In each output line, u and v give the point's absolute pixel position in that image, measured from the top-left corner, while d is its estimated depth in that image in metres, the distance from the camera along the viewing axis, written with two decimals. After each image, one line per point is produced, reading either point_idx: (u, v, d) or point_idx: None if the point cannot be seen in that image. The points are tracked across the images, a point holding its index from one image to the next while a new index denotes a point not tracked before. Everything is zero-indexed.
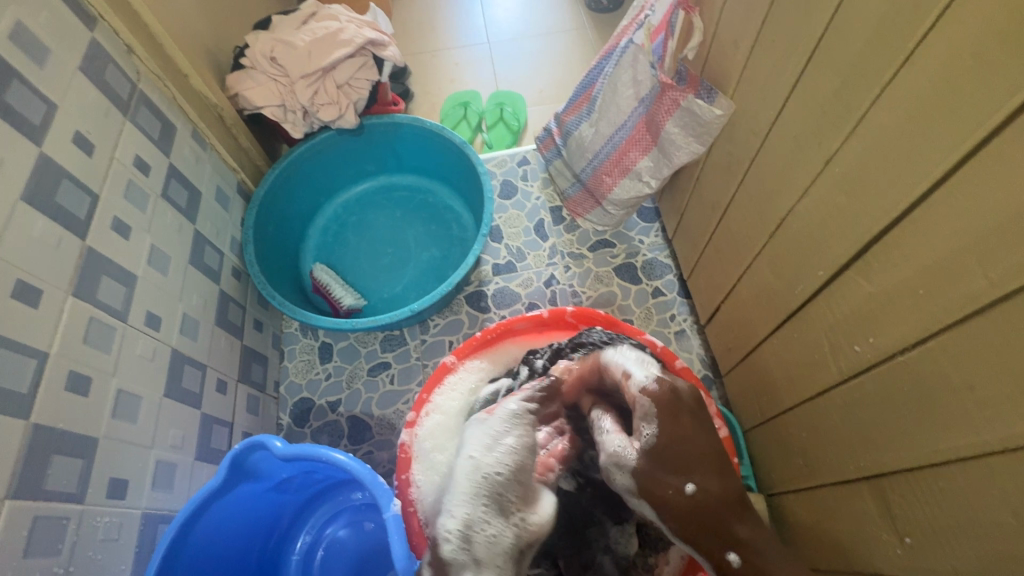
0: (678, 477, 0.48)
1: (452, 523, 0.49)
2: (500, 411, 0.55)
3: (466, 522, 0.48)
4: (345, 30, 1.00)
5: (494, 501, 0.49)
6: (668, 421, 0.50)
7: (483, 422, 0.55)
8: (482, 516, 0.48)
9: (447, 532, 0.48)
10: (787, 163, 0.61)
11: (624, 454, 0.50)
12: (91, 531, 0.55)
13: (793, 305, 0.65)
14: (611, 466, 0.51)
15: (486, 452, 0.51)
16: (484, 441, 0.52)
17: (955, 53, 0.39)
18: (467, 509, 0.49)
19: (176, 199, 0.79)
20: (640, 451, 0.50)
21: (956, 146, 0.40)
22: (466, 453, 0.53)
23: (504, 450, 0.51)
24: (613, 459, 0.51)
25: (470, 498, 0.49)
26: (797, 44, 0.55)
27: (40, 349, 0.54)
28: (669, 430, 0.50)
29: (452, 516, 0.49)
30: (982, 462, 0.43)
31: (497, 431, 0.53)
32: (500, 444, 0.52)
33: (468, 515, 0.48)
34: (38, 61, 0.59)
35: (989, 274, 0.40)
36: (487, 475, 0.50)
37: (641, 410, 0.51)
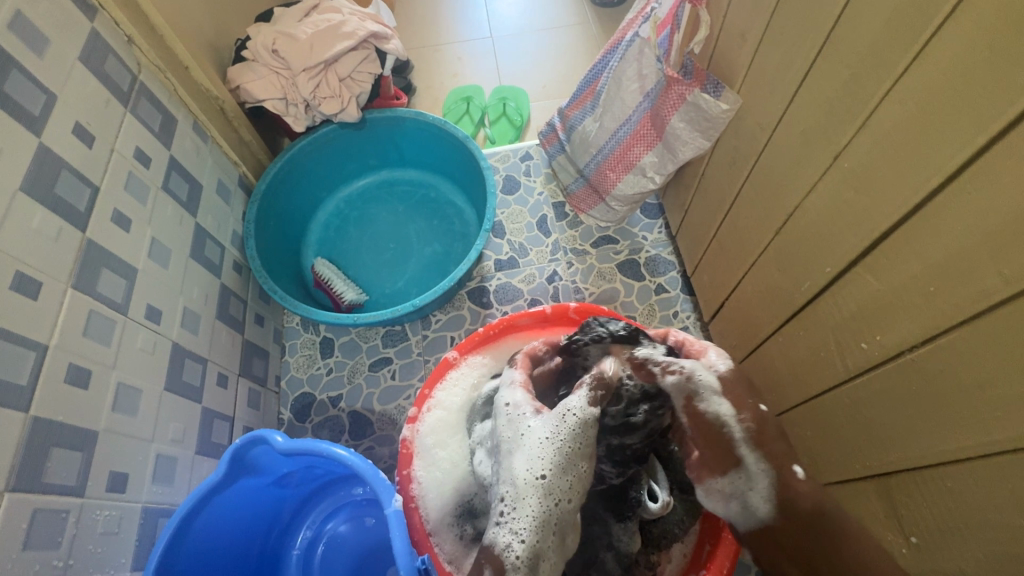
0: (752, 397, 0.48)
1: (521, 546, 0.45)
2: (570, 420, 0.48)
3: (535, 548, 0.45)
4: (347, 22, 1.00)
5: (561, 525, 0.47)
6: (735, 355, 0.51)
7: (546, 429, 0.49)
8: (549, 539, 0.46)
9: (516, 556, 0.45)
10: (795, 158, 0.60)
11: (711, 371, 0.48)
12: (91, 524, 0.55)
13: (799, 302, 0.64)
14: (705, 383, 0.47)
15: (561, 475, 0.47)
16: (557, 458, 0.47)
17: (969, 46, 0.38)
18: (538, 533, 0.46)
19: (176, 191, 0.78)
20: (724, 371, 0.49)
21: (969, 141, 0.39)
22: (534, 470, 0.47)
23: (580, 477, 0.47)
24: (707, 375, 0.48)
25: (541, 524, 0.46)
26: (806, 37, 0.55)
27: (40, 342, 0.53)
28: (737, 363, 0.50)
29: (521, 539, 0.45)
30: (991, 461, 0.43)
31: (570, 448, 0.47)
32: (574, 467, 0.47)
33: (537, 541, 0.45)
34: (37, 51, 0.59)
35: (1001, 271, 0.39)
36: (559, 501, 0.46)
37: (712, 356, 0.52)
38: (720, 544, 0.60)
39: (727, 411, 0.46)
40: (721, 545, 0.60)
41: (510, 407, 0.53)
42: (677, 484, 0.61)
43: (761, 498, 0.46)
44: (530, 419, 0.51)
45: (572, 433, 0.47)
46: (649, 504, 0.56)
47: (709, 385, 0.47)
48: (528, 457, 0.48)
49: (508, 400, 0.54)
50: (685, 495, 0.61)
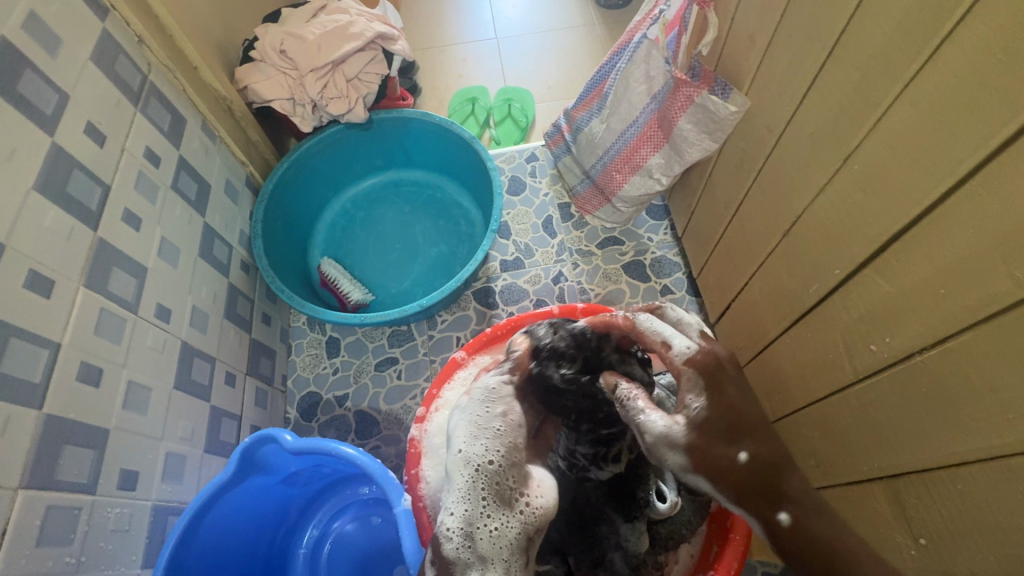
0: (732, 446, 0.43)
1: (452, 520, 0.49)
2: (486, 402, 0.53)
3: (465, 518, 0.49)
4: (355, 23, 1.00)
5: (492, 494, 0.49)
6: (716, 390, 0.45)
7: (463, 411, 0.55)
8: (482, 510, 0.48)
9: (447, 529, 0.49)
10: (803, 160, 0.60)
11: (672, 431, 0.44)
12: (102, 522, 0.55)
13: (807, 303, 0.64)
14: (660, 445, 0.44)
15: (472, 443, 0.51)
16: (472, 434, 0.51)
17: (982, 49, 0.38)
18: (466, 505, 0.49)
19: (185, 191, 0.79)
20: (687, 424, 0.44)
21: (982, 144, 0.40)
22: (454, 449, 0.52)
23: (490, 438, 0.50)
24: (659, 437, 0.44)
25: (467, 495, 0.49)
26: (815, 39, 0.55)
27: (52, 339, 0.53)
28: (718, 401, 0.45)
29: (452, 514, 0.49)
30: (1002, 463, 0.43)
31: (484, 420, 0.52)
32: (485, 432, 0.51)
33: (467, 511, 0.49)
34: (50, 51, 0.59)
35: (1014, 273, 0.39)
36: (479, 468, 0.50)
37: (687, 379, 0.46)
38: (729, 544, 0.59)
39: (704, 481, 0.44)
40: (729, 544, 0.59)
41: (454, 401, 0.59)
42: (685, 484, 0.62)
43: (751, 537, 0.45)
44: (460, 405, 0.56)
45: (484, 408, 0.53)
46: (657, 506, 0.57)
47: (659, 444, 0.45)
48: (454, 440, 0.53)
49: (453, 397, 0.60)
50: (692, 496, 0.62)
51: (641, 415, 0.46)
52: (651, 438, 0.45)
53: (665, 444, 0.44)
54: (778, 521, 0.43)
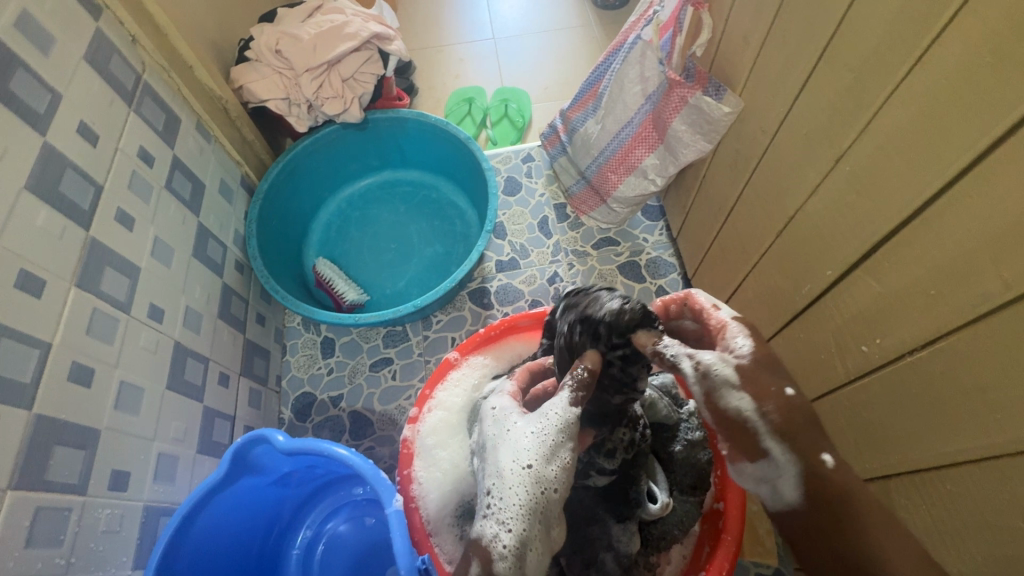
0: (777, 379, 0.42)
1: (507, 536, 0.44)
2: (551, 415, 0.46)
3: (521, 539, 0.44)
4: (350, 24, 1.00)
5: (548, 518, 0.45)
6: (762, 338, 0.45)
7: (531, 422, 0.47)
8: (534, 532, 0.44)
9: (502, 546, 0.43)
10: (796, 161, 0.60)
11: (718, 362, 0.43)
12: (93, 522, 0.55)
13: (800, 304, 0.64)
14: (710, 372, 0.42)
15: (544, 464, 0.45)
16: (536, 449, 0.45)
17: (971, 50, 0.38)
18: (522, 525, 0.44)
19: (179, 191, 0.79)
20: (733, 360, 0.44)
21: (971, 145, 0.40)
22: (518, 461, 0.45)
23: (563, 467, 0.45)
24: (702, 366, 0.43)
25: (526, 514, 0.44)
26: (808, 40, 0.55)
27: (43, 339, 0.53)
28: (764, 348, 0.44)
29: (506, 529, 0.44)
30: (991, 465, 0.43)
31: (554, 437, 0.45)
32: (557, 456, 0.45)
33: (523, 532, 0.44)
34: (42, 50, 0.59)
35: (1002, 274, 0.39)
36: (543, 492, 0.44)
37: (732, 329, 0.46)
38: (720, 545, 0.59)
39: (749, 404, 0.41)
40: (720, 546, 0.59)
41: (495, 409, 0.53)
42: (678, 485, 0.62)
43: (790, 485, 0.40)
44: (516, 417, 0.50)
45: (555, 422, 0.45)
46: (649, 506, 0.56)
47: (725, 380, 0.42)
48: (510, 450, 0.47)
49: (492, 404, 0.54)
50: (685, 496, 0.62)
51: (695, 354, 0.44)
52: (698, 366, 0.43)
53: (707, 376, 0.43)
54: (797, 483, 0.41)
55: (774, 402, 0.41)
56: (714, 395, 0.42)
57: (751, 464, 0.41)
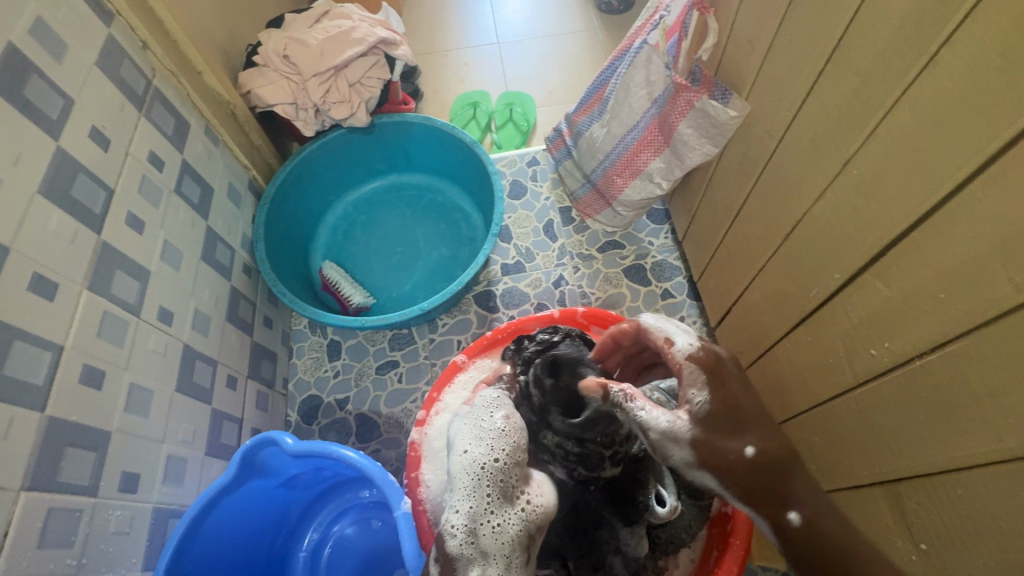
0: (736, 440, 0.43)
1: (457, 517, 0.49)
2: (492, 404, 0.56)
3: (469, 515, 0.49)
4: (358, 29, 1.01)
5: (497, 491, 0.50)
6: (718, 383, 0.45)
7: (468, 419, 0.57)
8: (484, 508, 0.48)
9: (451, 525, 0.48)
10: (804, 165, 0.60)
11: (674, 426, 0.44)
12: (103, 524, 0.55)
13: (808, 307, 0.64)
14: (665, 442, 0.45)
15: (477, 443, 0.53)
16: (473, 438, 0.53)
17: (981, 54, 0.38)
18: (470, 501, 0.50)
19: (188, 195, 0.79)
20: (691, 420, 0.44)
21: (981, 148, 0.40)
22: (459, 450, 0.54)
23: (494, 437, 0.52)
24: (664, 434, 0.44)
25: (472, 490, 0.50)
26: (815, 45, 0.55)
27: (55, 342, 0.54)
28: (722, 394, 0.45)
29: (456, 512, 0.50)
30: (1002, 468, 0.43)
31: (490, 419, 0.54)
32: (488, 432, 0.53)
33: (471, 508, 0.49)
34: (56, 56, 0.59)
35: (1012, 278, 0.39)
36: (483, 465, 0.51)
37: (687, 377, 0.46)
38: (729, 549, 0.59)
39: (710, 479, 0.43)
40: (729, 549, 0.59)
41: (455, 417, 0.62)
42: (686, 489, 0.62)
43: (763, 545, 0.43)
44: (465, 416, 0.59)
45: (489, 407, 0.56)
46: (657, 510, 0.56)
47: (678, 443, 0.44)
48: (457, 444, 0.55)
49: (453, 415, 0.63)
50: (693, 500, 0.62)
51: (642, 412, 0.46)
52: (653, 436, 0.45)
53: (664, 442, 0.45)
54: (788, 521, 0.41)
55: (734, 476, 0.42)
56: (680, 471, 0.46)
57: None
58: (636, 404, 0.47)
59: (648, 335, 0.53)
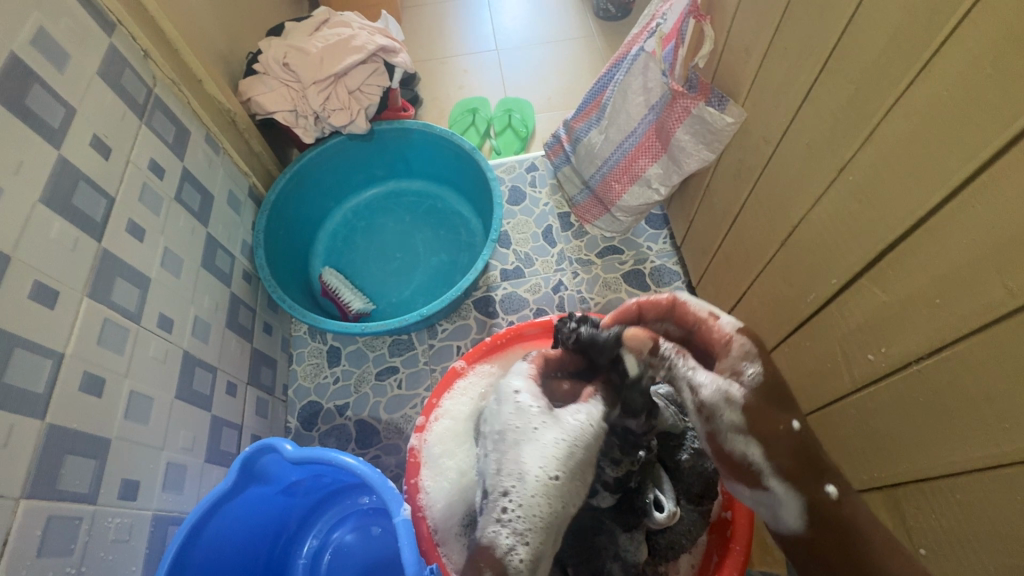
0: (783, 413, 0.45)
1: (523, 548, 0.44)
2: (583, 423, 0.47)
3: (536, 551, 0.44)
4: (357, 37, 1.02)
5: (556, 530, 0.46)
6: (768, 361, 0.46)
7: (558, 435, 0.46)
8: (548, 534, 0.45)
9: (519, 559, 0.43)
10: (800, 171, 0.61)
11: (730, 389, 0.45)
12: (103, 532, 0.55)
13: (805, 312, 0.65)
14: (718, 403, 0.44)
15: (568, 480, 0.45)
16: (556, 457, 0.45)
17: (973, 62, 0.39)
18: (539, 537, 0.44)
19: (189, 202, 0.80)
20: (746, 390, 0.45)
21: (974, 155, 0.40)
22: (545, 474, 0.45)
23: (579, 480, 0.47)
24: (722, 392, 0.44)
25: (544, 527, 0.44)
26: (810, 53, 0.56)
27: (56, 349, 0.54)
28: (772, 370, 0.46)
29: (521, 541, 0.44)
30: (1000, 472, 0.43)
31: (580, 444, 0.46)
32: (576, 471, 0.46)
33: (539, 544, 0.44)
34: (58, 66, 0.60)
35: (1007, 283, 0.40)
36: (562, 506, 0.45)
37: (739, 347, 0.47)
38: (729, 555, 0.59)
39: (756, 448, 0.43)
40: (729, 555, 0.59)
41: (518, 395, 0.49)
42: (686, 494, 0.62)
43: (793, 513, 0.44)
44: (539, 407, 0.48)
45: (578, 420, 0.47)
46: (655, 515, 0.56)
47: (733, 423, 0.44)
48: (533, 454, 0.45)
49: (515, 388, 0.49)
50: (692, 505, 0.62)
51: (692, 375, 0.46)
52: (705, 395, 0.45)
53: (712, 420, 0.45)
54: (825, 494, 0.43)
55: (784, 447, 0.43)
56: (719, 434, 0.45)
57: (751, 491, 0.45)
58: (688, 364, 0.47)
59: (686, 311, 0.53)
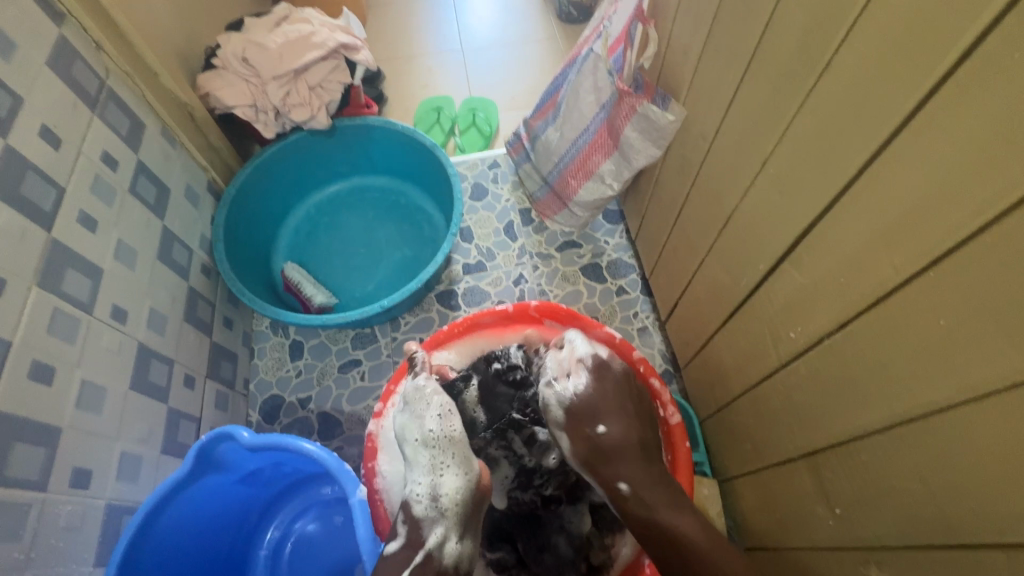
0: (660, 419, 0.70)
1: (421, 487, 0.59)
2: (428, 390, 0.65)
3: (431, 485, 0.59)
4: (317, 33, 1.03)
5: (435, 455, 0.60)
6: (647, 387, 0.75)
7: (405, 404, 0.65)
8: (470, 524, 0.59)
9: (417, 493, 0.59)
10: (732, 165, 0.66)
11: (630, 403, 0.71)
12: (54, 519, 0.55)
13: (739, 298, 0.70)
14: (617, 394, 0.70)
15: (418, 424, 0.62)
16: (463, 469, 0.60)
17: (861, 66, 0.44)
18: (449, 480, 0.59)
19: (144, 195, 0.80)
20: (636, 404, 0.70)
21: (866, 146, 0.45)
22: (413, 431, 0.62)
23: (432, 421, 0.62)
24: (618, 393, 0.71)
25: (430, 468, 0.60)
26: (737, 57, 0.60)
27: (3, 338, 0.54)
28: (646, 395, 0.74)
29: (418, 482, 0.60)
30: (892, 432, 0.48)
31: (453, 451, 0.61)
32: (424, 412, 0.63)
33: (431, 480, 0.59)
34: (4, 55, 0.60)
35: (894, 261, 0.44)
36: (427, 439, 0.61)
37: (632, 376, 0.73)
38: None
39: None
40: None
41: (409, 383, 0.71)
42: None
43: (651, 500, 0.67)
44: (430, 422, 0.62)
45: (441, 405, 0.63)
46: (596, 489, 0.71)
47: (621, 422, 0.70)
48: (443, 475, 0.59)
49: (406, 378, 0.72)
50: None
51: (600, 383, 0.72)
52: None
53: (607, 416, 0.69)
54: None
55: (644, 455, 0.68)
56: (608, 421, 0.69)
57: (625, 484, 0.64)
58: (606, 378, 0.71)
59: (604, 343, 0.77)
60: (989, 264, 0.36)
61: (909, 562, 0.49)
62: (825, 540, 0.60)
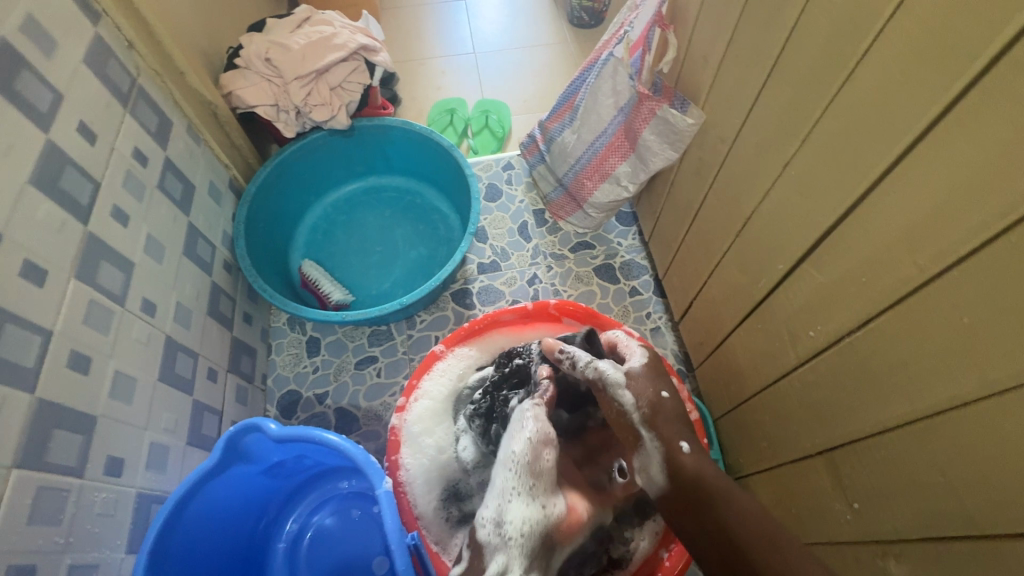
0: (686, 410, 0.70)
1: (490, 511, 0.57)
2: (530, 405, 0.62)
3: (499, 511, 0.56)
4: (338, 35, 1.05)
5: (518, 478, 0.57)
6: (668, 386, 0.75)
7: (510, 422, 0.62)
8: (537, 559, 0.55)
9: (485, 518, 0.56)
10: (752, 167, 0.67)
11: None
12: (89, 505, 0.57)
13: (756, 297, 0.71)
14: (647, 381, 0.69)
15: (517, 443, 0.58)
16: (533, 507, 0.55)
17: (886, 72, 0.45)
18: (513, 505, 0.56)
19: (171, 190, 0.81)
20: None
21: (889, 149, 0.46)
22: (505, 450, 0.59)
23: (525, 439, 0.58)
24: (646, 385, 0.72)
25: (507, 491, 0.56)
26: (759, 61, 0.62)
27: (44, 327, 0.55)
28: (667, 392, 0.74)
29: (490, 507, 0.57)
30: (911, 428, 0.50)
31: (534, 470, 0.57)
32: (522, 429, 0.59)
33: (501, 505, 0.56)
34: (47, 53, 0.61)
35: (916, 261, 0.46)
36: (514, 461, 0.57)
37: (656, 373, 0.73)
38: None
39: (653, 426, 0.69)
40: None
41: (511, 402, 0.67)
42: None
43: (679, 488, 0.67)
44: (521, 441, 0.58)
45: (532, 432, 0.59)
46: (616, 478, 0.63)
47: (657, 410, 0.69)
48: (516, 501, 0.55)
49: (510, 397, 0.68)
50: None
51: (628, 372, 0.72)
52: None
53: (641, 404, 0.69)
54: None
55: None
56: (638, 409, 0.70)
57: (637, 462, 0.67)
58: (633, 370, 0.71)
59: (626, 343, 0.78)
60: (1012, 263, 0.38)
61: (929, 554, 0.50)
62: (843, 535, 0.61)
